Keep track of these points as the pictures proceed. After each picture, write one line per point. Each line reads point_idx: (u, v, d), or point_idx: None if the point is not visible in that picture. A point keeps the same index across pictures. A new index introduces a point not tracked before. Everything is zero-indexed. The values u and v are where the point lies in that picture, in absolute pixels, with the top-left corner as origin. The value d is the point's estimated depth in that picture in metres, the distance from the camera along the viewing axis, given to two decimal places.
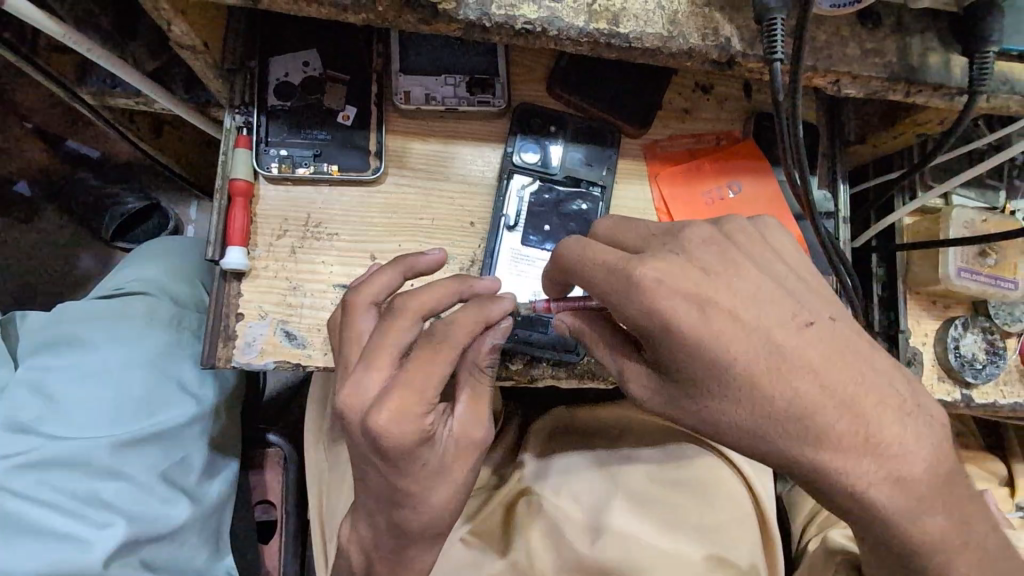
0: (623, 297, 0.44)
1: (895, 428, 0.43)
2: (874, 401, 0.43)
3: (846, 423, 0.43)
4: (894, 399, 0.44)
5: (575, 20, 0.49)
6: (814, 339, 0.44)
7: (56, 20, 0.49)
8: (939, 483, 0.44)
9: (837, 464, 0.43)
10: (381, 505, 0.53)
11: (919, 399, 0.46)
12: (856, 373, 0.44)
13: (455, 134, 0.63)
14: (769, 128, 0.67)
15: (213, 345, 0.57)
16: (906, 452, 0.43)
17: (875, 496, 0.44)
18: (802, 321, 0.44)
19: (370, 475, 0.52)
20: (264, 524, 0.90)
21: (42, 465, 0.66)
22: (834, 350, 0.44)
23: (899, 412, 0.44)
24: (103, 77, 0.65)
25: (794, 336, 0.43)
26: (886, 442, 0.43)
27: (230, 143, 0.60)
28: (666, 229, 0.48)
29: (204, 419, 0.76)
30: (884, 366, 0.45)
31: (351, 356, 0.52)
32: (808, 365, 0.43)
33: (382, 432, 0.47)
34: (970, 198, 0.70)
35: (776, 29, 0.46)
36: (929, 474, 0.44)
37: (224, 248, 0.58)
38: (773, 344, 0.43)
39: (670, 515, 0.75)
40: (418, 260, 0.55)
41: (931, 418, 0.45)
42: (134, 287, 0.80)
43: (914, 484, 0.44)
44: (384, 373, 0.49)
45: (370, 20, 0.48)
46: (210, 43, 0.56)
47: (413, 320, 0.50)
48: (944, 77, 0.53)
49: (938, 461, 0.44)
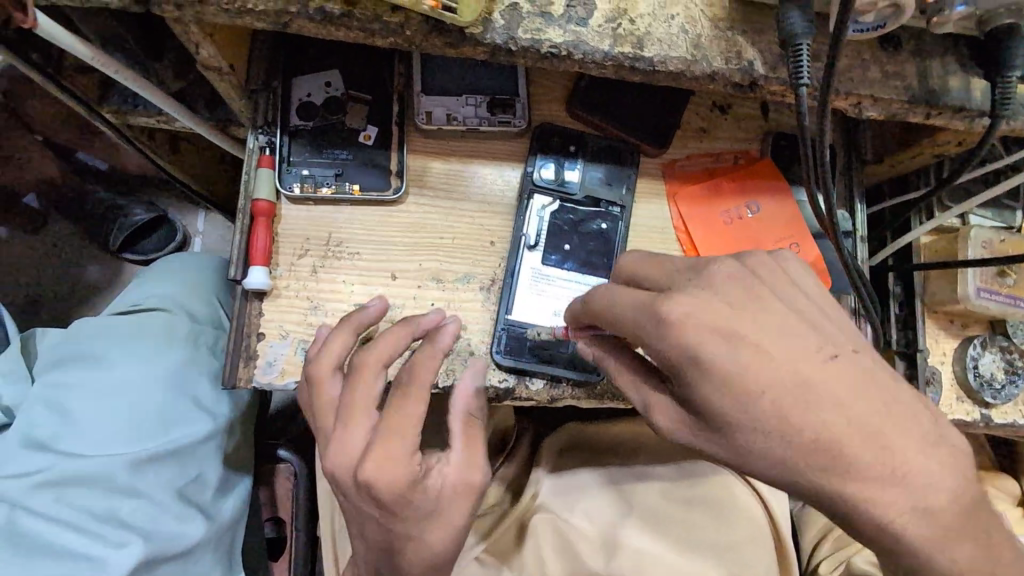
0: (650, 335, 0.45)
1: (929, 465, 0.42)
2: (906, 435, 0.42)
3: (876, 460, 0.41)
4: (925, 434, 0.42)
5: (600, 45, 0.50)
6: (840, 374, 0.42)
7: (87, 44, 0.50)
8: (973, 521, 0.43)
9: (872, 501, 0.41)
10: (385, 556, 0.54)
11: (949, 432, 0.44)
12: (884, 406, 0.42)
13: (475, 153, 0.64)
14: (786, 148, 0.67)
15: (234, 366, 0.57)
16: (942, 489, 0.42)
17: (909, 535, 0.42)
18: (827, 353, 0.43)
19: (371, 530, 0.53)
20: (272, 541, 0.89)
21: (59, 482, 0.66)
22: (857, 382, 0.42)
23: (931, 447, 0.42)
24: (126, 96, 0.66)
25: (822, 368, 0.42)
26: (920, 478, 0.42)
27: (252, 163, 0.60)
28: (692, 264, 0.47)
29: (221, 435, 0.75)
30: (911, 400, 0.43)
31: (327, 423, 0.52)
32: (835, 400, 0.42)
33: (375, 483, 0.48)
34: (987, 218, 0.71)
35: (802, 54, 0.46)
36: (963, 513, 0.42)
37: (246, 267, 0.58)
38: (800, 377, 0.42)
39: (686, 533, 0.75)
40: (363, 317, 0.55)
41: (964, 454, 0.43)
42: (150, 303, 0.80)
43: (948, 522, 0.42)
44: (362, 429, 0.50)
45: (397, 44, 0.48)
46: (234, 65, 0.56)
47: (377, 373, 0.51)
48: (964, 101, 0.54)
49: (972, 498, 0.43)
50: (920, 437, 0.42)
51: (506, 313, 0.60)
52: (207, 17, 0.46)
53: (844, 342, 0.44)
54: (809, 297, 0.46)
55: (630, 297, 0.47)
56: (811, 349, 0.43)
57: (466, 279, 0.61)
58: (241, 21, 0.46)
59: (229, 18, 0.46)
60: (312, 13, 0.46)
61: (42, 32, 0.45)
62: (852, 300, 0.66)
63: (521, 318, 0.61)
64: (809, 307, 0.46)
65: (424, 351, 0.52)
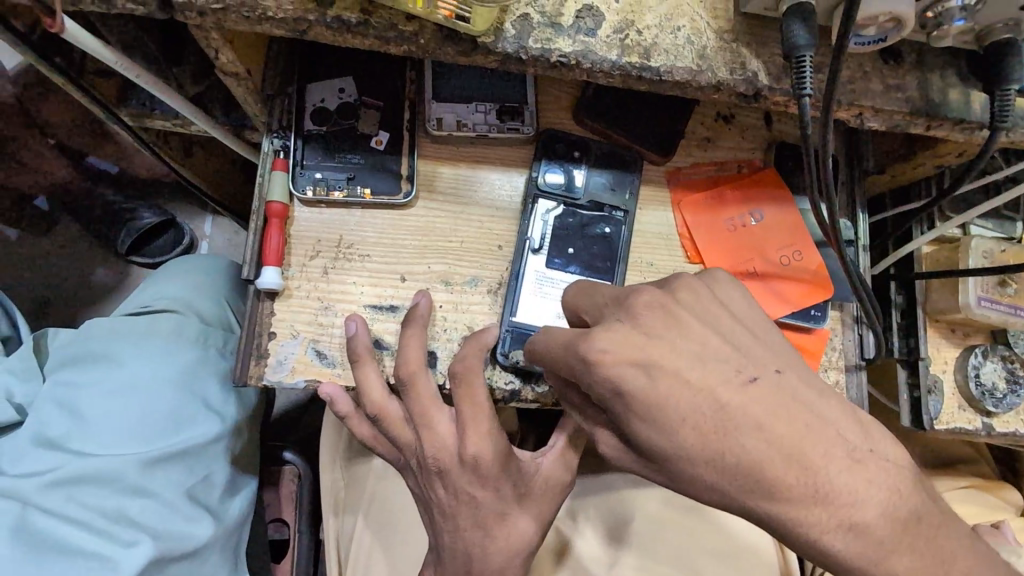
0: (581, 372, 0.45)
1: (865, 486, 0.42)
2: (840, 459, 0.42)
3: (803, 486, 0.42)
4: (855, 454, 0.43)
5: (608, 54, 0.51)
6: (755, 400, 0.43)
7: (111, 49, 0.51)
8: (921, 540, 0.43)
9: (815, 524, 0.42)
10: (474, 545, 0.57)
11: (886, 449, 0.44)
12: (801, 427, 0.43)
13: (484, 159, 0.65)
14: (790, 157, 0.69)
15: (245, 365, 0.58)
16: (883, 510, 0.42)
17: (857, 557, 0.42)
18: (745, 378, 0.43)
19: (467, 526, 0.57)
20: (276, 543, 0.89)
21: (70, 481, 0.67)
22: (777, 405, 0.43)
23: (867, 464, 0.43)
24: (144, 100, 0.68)
25: (737, 391, 0.43)
26: (859, 501, 0.42)
27: (267, 166, 0.61)
28: (617, 297, 0.49)
29: (228, 436, 0.77)
30: (839, 416, 0.44)
31: (405, 437, 0.57)
32: (754, 422, 0.42)
33: (480, 458, 0.54)
34: (988, 228, 0.71)
35: (805, 66, 0.48)
36: (910, 532, 0.43)
37: (259, 268, 0.59)
38: (718, 402, 0.43)
39: (689, 541, 0.74)
40: (359, 343, 0.57)
41: (904, 470, 0.44)
42: (161, 305, 0.81)
43: (895, 542, 0.42)
44: (441, 421, 0.55)
45: (412, 52, 0.50)
46: (252, 71, 0.58)
47: (422, 371, 0.56)
48: (964, 113, 0.55)
49: (919, 517, 0.43)
50: (852, 458, 0.43)
51: (510, 315, 0.61)
52: (229, 24, 0.47)
53: (763, 363, 0.45)
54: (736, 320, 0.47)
55: (557, 336, 0.48)
56: (729, 376, 0.43)
57: (474, 282, 0.62)
58: (261, 28, 0.48)
59: (250, 25, 0.47)
60: (330, 21, 0.47)
61: (69, 36, 0.47)
62: (854, 307, 0.67)
63: (526, 321, 0.62)
64: (740, 335, 0.46)
65: (467, 344, 0.57)
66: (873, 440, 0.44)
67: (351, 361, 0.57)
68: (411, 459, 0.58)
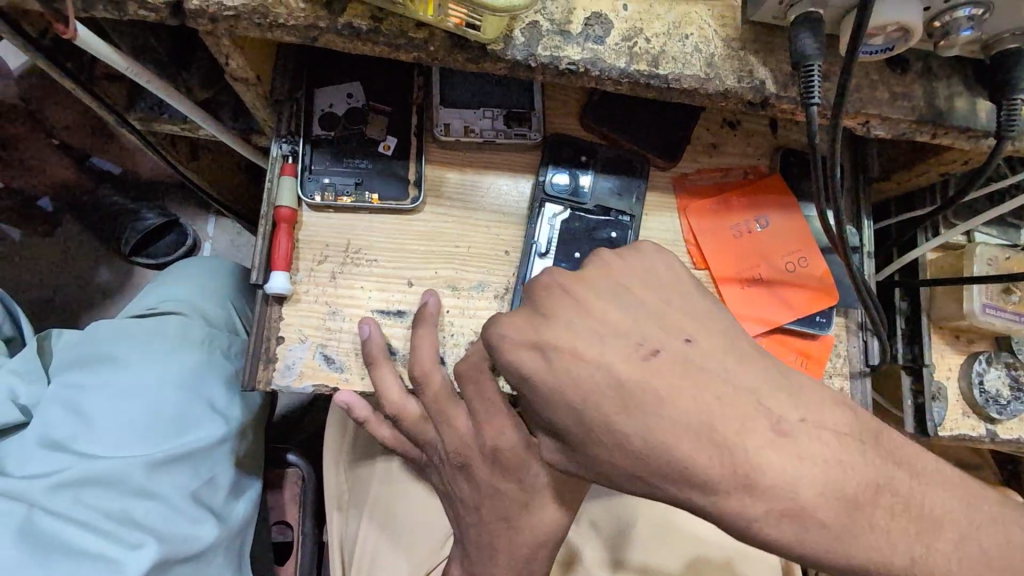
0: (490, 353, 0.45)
1: (797, 463, 0.38)
2: (760, 432, 0.38)
3: (724, 467, 0.38)
4: (780, 426, 0.39)
5: (617, 62, 0.51)
6: (658, 373, 0.40)
7: (122, 54, 0.52)
8: (885, 522, 0.38)
9: (751, 508, 0.38)
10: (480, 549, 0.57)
11: (831, 419, 0.40)
12: (712, 400, 0.39)
13: (491, 164, 0.65)
14: (795, 164, 0.69)
15: (253, 368, 0.58)
16: (825, 488, 0.38)
17: (813, 543, 0.38)
18: (646, 351, 0.41)
19: (479, 527, 0.56)
20: (280, 545, 0.89)
21: (77, 483, 0.67)
22: (682, 379, 0.40)
23: (798, 437, 0.39)
24: (152, 104, 0.69)
25: (635, 366, 0.41)
26: (795, 479, 0.37)
27: (275, 171, 0.61)
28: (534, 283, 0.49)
29: (233, 438, 0.77)
30: (763, 384, 0.41)
31: (423, 435, 0.58)
32: (658, 394, 0.39)
33: (501, 449, 0.53)
34: (993, 235, 0.72)
35: (813, 75, 0.48)
36: (867, 512, 0.38)
37: (268, 272, 0.59)
38: (616, 376, 0.40)
39: (693, 545, 0.74)
40: (372, 346, 0.57)
41: (852, 441, 0.39)
42: (167, 307, 0.81)
43: (852, 524, 0.38)
44: (460, 416, 0.56)
45: (421, 59, 0.50)
46: (261, 76, 0.58)
47: (436, 369, 0.57)
48: (970, 121, 0.55)
49: (879, 493, 0.39)
50: (778, 432, 0.39)
51: None
52: (240, 30, 0.48)
53: (674, 333, 0.43)
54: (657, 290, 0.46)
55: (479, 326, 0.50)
56: (626, 348, 0.41)
57: (480, 287, 0.63)
58: (271, 35, 0.48)
59: (261, 32, 0.48)
60: (341, 29, 0.47)
61: (81, 42, 0.47)
62: (859, 314, 0.67)
63: None
64: (654, 305, 0.45)
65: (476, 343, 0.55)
66: (812, 412, 0.40)
67: (367, 362, 0.58)
68: (434, 455, 0.59)
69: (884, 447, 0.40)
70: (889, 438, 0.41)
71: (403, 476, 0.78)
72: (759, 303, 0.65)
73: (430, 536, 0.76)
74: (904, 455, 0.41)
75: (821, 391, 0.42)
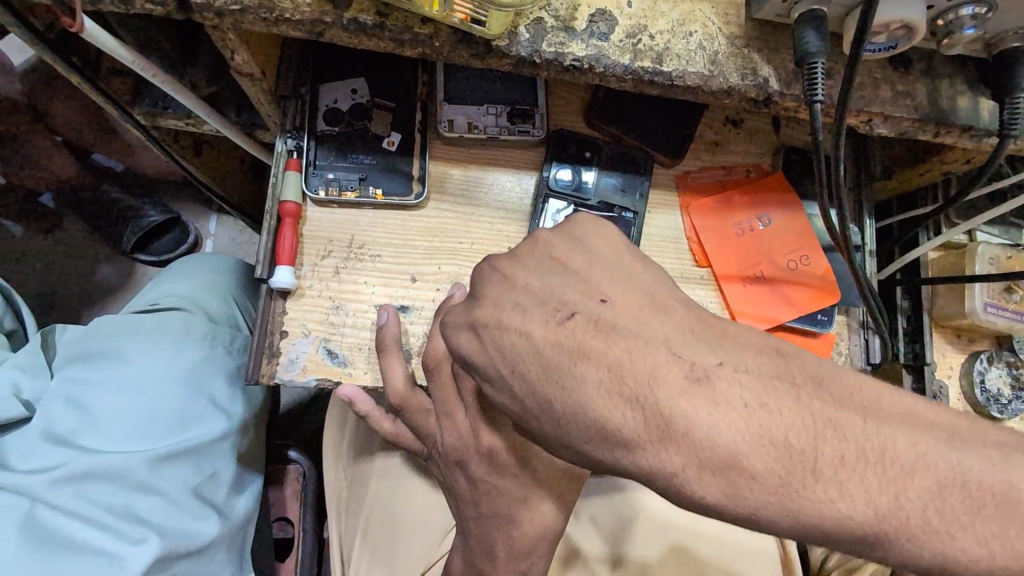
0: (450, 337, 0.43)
1: (714, 411, 0.32)
2: (673, 380, 0.33)
3: (637, 422, 0.33)
4: (696, 372, 0.33)
5: (621, 59, 0.51)
6: (568, 336, 0.36)
7: (128, 48, 0.52)
8: (835, 472, 0.31)
9: (669, 463, 0.33)
10: (482, 546, 0.57)
11: (756, 361, 0.34)
12: (621, 354, 0.34)
13: (494, 160, 0.66)
14: (798, 162, 0.69)
15: (257, 362, 0.58)
16: (750, 434, 0.32)
17: (741, 501, 0.32)
18: (562, 314, 0.38)
19: (481, 522, 0.56)
20: (280, 541, 0.89)
21: (79, 478, 0.67)
22: (594, 338, 0.35)
23: (715, 382, 0.33)
24: (157, 99, 0.69)
25: (551, 329, 0.37)
26: (710, 427, 0.32)
27: (280, 167, 0.62)
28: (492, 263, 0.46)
29: (235, 434, 0.77)
30: (677, 331, 0.36)
31: (427, 428, 0.58)
32: (573, 352, 0.35)
33: (495, 449, 0.52)
34: (995, 234, 0.72)
35: (817, 73, 0.48)
36: (806, 460, 0.31)
37: (272, 267, 0.60)
38: (533, 343, 0.37)
39: (693, 544, 0.74)
40: (385, 333, 0.58)
41: (777, 382, 0.33)
42: (169, 303, 0.81)
43: (790, 475, 0.31)
44: (461, 412, 0.54)
45: (426, 54, 0.50)
46: (265, 71, 0.59)
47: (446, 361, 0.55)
48: (972, 120, 0.55)
49: (820, 439, 0.32)
50: (693, 379, 0.33)
51: None
52: (246, 25, 0.48)
53: (592, 294, 0.39)
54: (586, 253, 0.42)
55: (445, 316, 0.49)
56: (546, 313, 0.38)
57: None
58: (277, 29, 0.48)
59: (266, 26, 0.48)
60: (346, 24, 0.48)
61: (88, 36, 0.47)
62: (860, 312, 0.67)
63: None
64: (587, 273, 0.40)
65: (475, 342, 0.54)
66: (733, 355, 0.34)
67: (378, 350, 0.58)
68: (434, 450, 0.57)
69: (830, 387, 0.33)
70: (844, 378, 0.34)
71: (404, 473, 0.78)
72: (760, 301, 0.65)
73: (432, 531, 0.76)
74: (866, 397, 0.33)
75: (755, 335, 0.36)
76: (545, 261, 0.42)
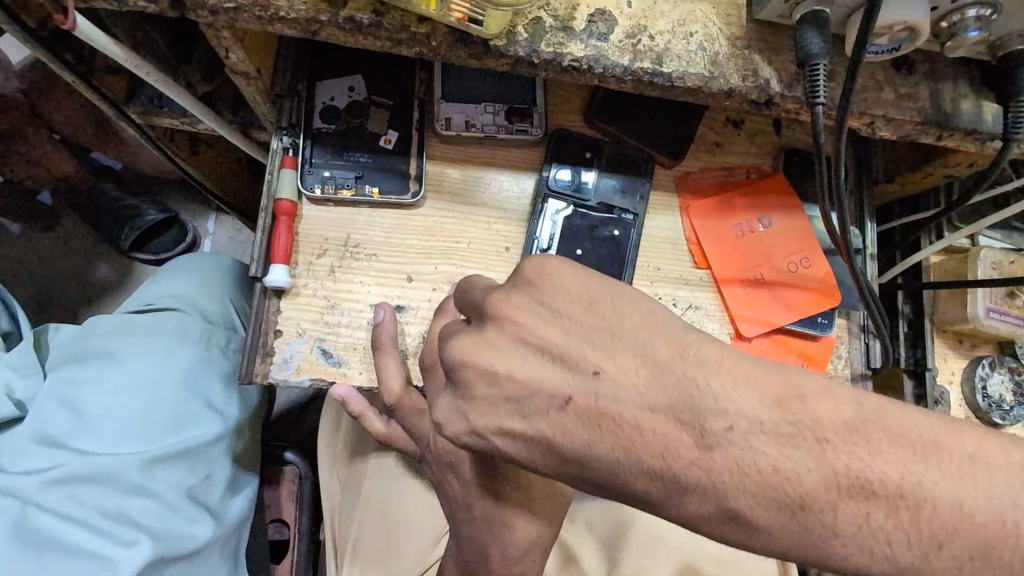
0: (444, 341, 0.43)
1: (727, 476, 0.32)
2: (683, 450, 0.33)
3: (654, 488, 0.34)
4: (704, 439, 0.32)
5: (620, 59, 0.51)
6: (576, 421, 0.35)
7: (122, 46, 0.51)
8: (858, 530, 0.31)
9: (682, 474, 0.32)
10: (477, 551, 0.56)
11: (773, 416, 0.32)
12: (628, 432, 0.34)
13: (492, 160, 0.65)
14: (799, 163, 0.68)
15: (251, 362, 0.58)
16: (764, 500, 0.32)
17: (752, 520, 0.32)
18: (560, 401, 0.36)
19: (477, 527, 0.55)
20: (275, 543, 0.88)
21: (71, 480, 0.66)
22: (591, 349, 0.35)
23: (725, 448, 0.32)
24: (152, 98, 0.69)
25: (556, 422, 0.36)
26: (721, 494, 0.32)
27: (275, 165, 0.61)
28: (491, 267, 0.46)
29: (230, 436, 0.77)
30: (683, 390, 0.33)
31: (423, 432, 0.58)
32: (585, 449, 0.35)
33: (489, 452, 0.52)
34: (997, 239, 0.72)
35: (819, 75, 0.47)
36: (825, 520, 0.31)
37: (266, 266, 0.59)
38: (545, 438, 0.36)
39: (691, 549, 0.73)
40: (381, 330, 0.57)
41: (796, 441, 0.31)
42: (164, 303, 0.80)
43: (808, 535, 0.31)
44: None
45: (423, 54, 0.50)
46: (261, 70, 0.58)
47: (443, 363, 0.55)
48: (976, 123, 0.54)
49: (842, 498, 0.31)
50: (702, 446, 0.32)
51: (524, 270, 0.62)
52: (240, 24, 0.47)
53: (580, 368, 0.35)
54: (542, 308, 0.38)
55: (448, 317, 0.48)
56: (544, 405, 0.36)
57: None
58: (272, 28, 0.47)
59: (261, 25, 0.47)
60: (342, 22, 0.47)
61: (81, 34, 0.47)
62: (860, 316, 0.67)
63: None
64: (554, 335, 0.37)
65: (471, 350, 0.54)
66: (746, 409, 0.32)
67: (373, 348, 0.58)
68: (429, 452, 0.57)
69: (866, 438, 0.31)
70: (879, 417, 0.31)
71: (398, 473, 0.77)
72: (759, 304, 0.65)
73: (426, 535, 0.76)
74: (905, 440, 0.31)
75: (772, 377, 0.33)
76: (508, 328, 0.38)
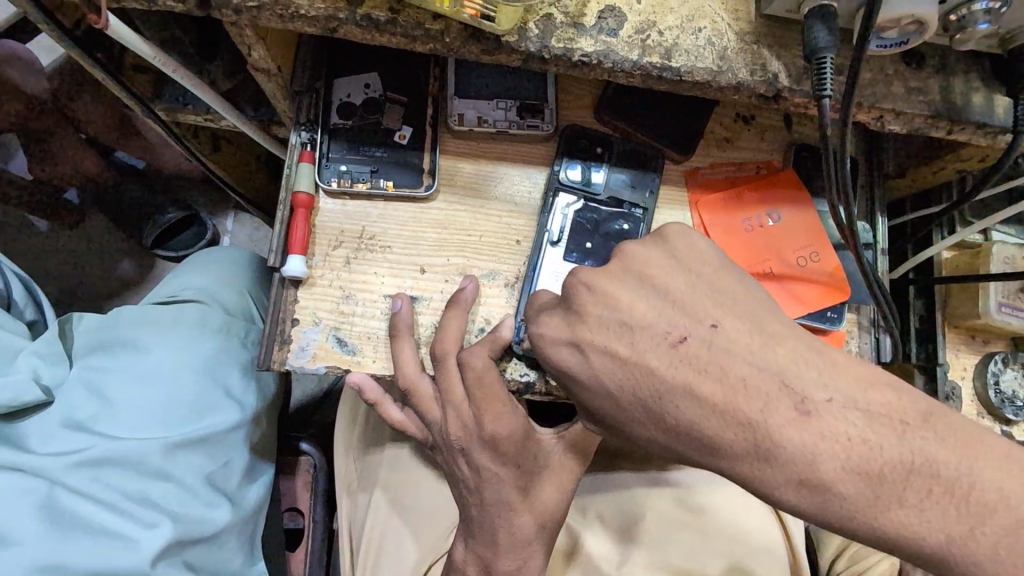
0: None
1: (801, 441, 0.35)
2: (779, 409, 0.35)
3: (726, 441, 0.36)
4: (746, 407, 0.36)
5: (629, 54, 0.52)
6: (684, 361, 0.38)
7: (151, 45, 0.53)
8: (904, 501, 0.34)
9: None
10: (487, 537, 0.57)
11: (855, 391, 0.35)
12: (733, 381, 0.37)
13: (504, 156, 0.66)
14: (808, 158, 0.69)
15: (269, 349, 0.60)
16: (846, 467, 0.34)
17: None
18: (673, 338, 0.39)
19: (493, 515, 0.57)
20: (291, 532, 0.90)
21: (97, 462, 0.69)
22: None
23: (822, 417, 0.35)
24: (177, 96, 0.72)
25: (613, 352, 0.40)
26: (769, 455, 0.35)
27: (294, 158, 0.63)
28: None
29: (247, 425, 0.79)
30: (782, 359, 0.37)
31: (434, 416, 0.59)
32: (682, 386, 0.38)
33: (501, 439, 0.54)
34: (1010, 234, 0.72)
35: (825, 66, 0.48)
36: (893, 490, 0.34)
37: (284, 257, 0.61)
38: (646, 367, 0.39)
39: (702, 540, 0.73)
40: (397, 321, 0.59)
41: (882, 420, 0.35)
42: (187, 295, 0.83)
43: (851, 502, 0.34)
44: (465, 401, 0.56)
45: (437, 50, 0.51)
46: (282, 66, 0.60)
47: (455, 350, 0.58)
48: (986, 117, 0.54)
49: (869, 479, 0.34)
50: (789, 409, 0.35)
51: (532, 276, 0.63)
52: (262, 22, 0.49)
53: (698, 317, 0.40)
54: (671, 261, 0.43)
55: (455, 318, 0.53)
56: (644, 336, 0.40)
57: (492, 275, 0.63)
58: (293, 25, 0.49)
59: (283, 23, 0.49)
60: (359, 20, 0.49)
61: (113, 33, 0.49)
62: (870, 310, 0.67)
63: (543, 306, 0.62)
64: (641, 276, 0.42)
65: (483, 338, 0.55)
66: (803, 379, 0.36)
67: (390, 334, 0.60)
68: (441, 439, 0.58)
69: (933, 425, 0.35)
70: (946, 415, 0.35)
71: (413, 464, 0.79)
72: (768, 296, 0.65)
73: (440, 524, 0.77)
74: (959, 429, 0.35)
75: (861, 365, 0.37)
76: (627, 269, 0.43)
